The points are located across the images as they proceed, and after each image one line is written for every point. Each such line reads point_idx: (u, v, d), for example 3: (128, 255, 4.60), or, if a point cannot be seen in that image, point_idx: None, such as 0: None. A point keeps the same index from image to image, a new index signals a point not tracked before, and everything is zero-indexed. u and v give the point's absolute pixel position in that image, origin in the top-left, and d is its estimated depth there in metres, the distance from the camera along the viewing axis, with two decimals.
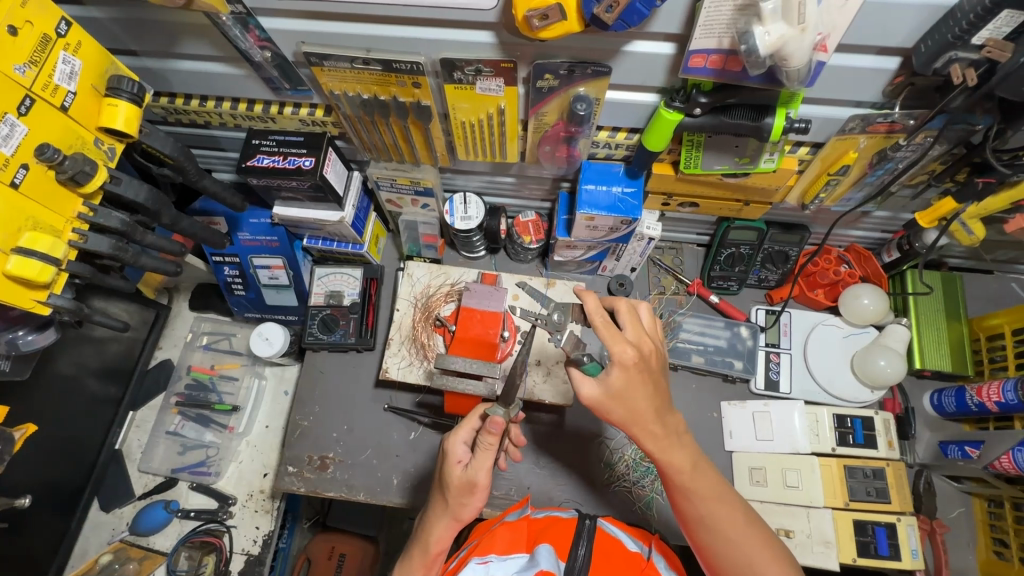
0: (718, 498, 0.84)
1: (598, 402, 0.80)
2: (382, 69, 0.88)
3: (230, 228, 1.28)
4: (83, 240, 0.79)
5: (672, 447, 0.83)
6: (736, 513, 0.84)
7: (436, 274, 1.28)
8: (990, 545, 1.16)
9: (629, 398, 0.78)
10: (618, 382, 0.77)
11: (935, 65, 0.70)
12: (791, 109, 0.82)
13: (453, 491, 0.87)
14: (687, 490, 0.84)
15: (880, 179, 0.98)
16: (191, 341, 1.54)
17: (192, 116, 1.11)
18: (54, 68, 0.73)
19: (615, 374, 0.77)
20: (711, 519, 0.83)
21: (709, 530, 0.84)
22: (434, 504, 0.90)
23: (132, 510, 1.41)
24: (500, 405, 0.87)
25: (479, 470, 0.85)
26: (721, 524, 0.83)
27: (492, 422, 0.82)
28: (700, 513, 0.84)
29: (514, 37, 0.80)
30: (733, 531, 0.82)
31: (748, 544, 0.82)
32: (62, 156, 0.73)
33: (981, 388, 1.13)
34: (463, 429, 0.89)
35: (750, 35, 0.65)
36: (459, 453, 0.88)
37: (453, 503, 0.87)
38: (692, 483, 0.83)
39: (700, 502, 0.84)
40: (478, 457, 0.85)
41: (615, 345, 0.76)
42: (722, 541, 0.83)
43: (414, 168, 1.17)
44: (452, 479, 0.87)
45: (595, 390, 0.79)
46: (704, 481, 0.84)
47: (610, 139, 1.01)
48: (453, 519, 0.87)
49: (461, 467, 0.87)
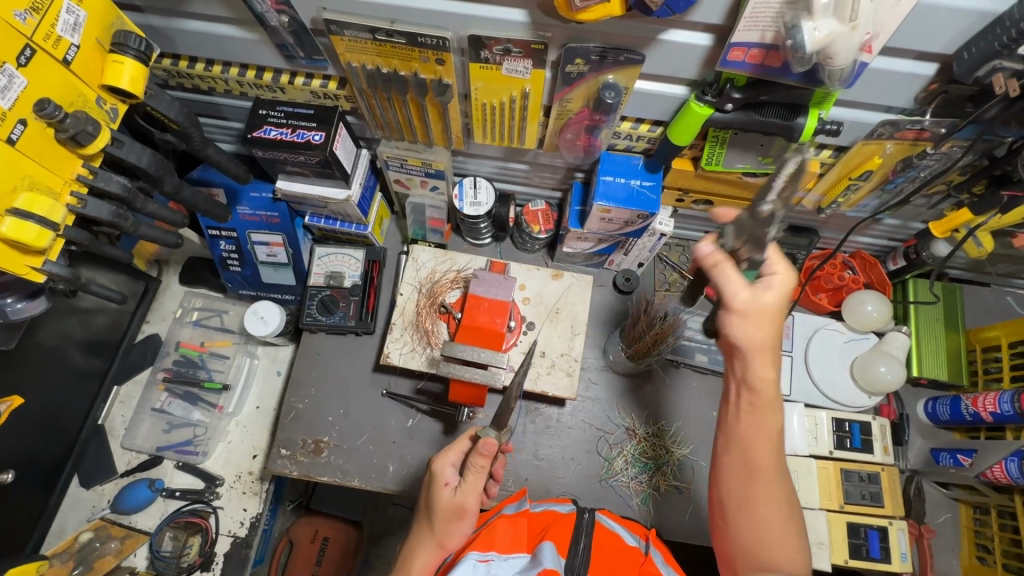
0: (773, 470, 0.76)
1: (743, 311, 0.72)
2: (405, 43, 0.85)
3: (229, 200, 1.23)
4: (82, 205, 0.74)
5: (771, 406, 0.75)
6: (786, 487, 0.77)
7: (442, 259, 1.25)
8: (973, 551, 1.18)
9: (765, 321, 0.72)
10: (773, 300, 0.72)
11: (977, 73, 0.70)
12: (823, 111, 0.81)
13: (440, 515, 0.86)
14: (754, 446, 0.76)
15: (899, 187, 0.98)
16: (180, 317, 1.49)
17: (196, 80, 1.05)
18: (57, 17, 0.67)
19: (768, 292, 0.72)
20: (754, 481, 0.76)
21: (749, 485, 0.76)
22: (417, 531, 0.88)
23: (113, 488, 1.37)
24: (491, 426, 0.91)
25: (469, 494, 0.86)
26: (762, 488, 0.76)
27: (483, 443, 0.84)
28: (756, 468, 0.76)
29: (548, 18, 0.77)
30: (770, 498, 0.75)
31: (778, 514, 0.75)
32: (64, 113, 0.68)
33: (977, 398, 1.15)
34: (453, 454, 0.91)
35: (798, 30, 0.64)
36: (447, 475, 0.88)
37: (438, 530, 0.86)
38: (758, 442, 0.76)
39: (760, 461, 0.76)
40: (469, 480, 0.86)
41: (778, 258, 0.74)
42: (748, 498, 0.76)
43: (425, 149, 1.14)
44: (439, 500, 0.86)
45: (744, 299, 0.72)
46: (773, 451, 0.76)
47: (632, 130, 0.99)
48: (438, 546, 0.85)
49: (450, 489, 0.87)
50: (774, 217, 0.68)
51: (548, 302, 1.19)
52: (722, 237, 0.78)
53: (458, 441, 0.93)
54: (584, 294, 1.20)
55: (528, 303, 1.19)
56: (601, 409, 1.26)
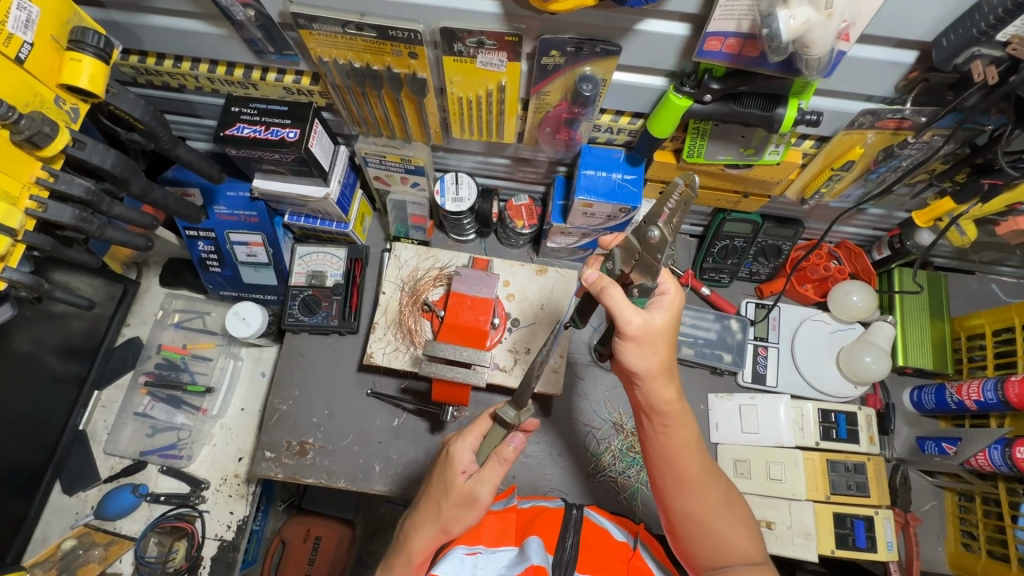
0: (702, 473, 0.81)
1: (636, 337, 0.74)
2: (377, 36, 0.82)
3: (206, 200, 1.20)
4: (42, 210, 0.72)
5: (677, 415, 0.80)
6: (716, 489, 0.82)
7: (424, 257, 1.23)
8: (959, 537, 1.19)
9: (656, 344, 0.75)
10: (668, 318, 0.76)
11: (955, 61, 0.68)
12: (803, 100, 0.80)
13: (450, 501, 0.81)
14: (677, 451, 0.80)
15: (882, 176, 0.98)
16: (161, 318, 1.46)
17: (165, 78, 1.02)
18: (7, 14, 0.65)
19: (659, 312, 0.75)
20: (688, 493, 0.81)
21: (684, 501, 0.81)
22: (422, 510, 0.84)
23: (97, 494, 1.35)
24: (512, 406, 0.83)
25: (485, 484, 0.81)
26: (696, 497, 0.81)
27: (513, 437, 0.82)
28: (681, 475, 0.81)
29: (520, 9, 0.75)
30: (704, 505, 0.81)
31: (717, 519, 0.81)
32: (18, 114, 0.65)
33: (961, 387, 1.15)
34: (472, 438, 0.85)
35: (773, 18, 0.62)
36: (465, 461, 0.83)
37: (445, 514, 0.81)
38: (679, 454, 0.80)
39: (681, 466, 0.80)
40: (487, 470, 0.82)
41: (666, 279, 0.78)
42: (690, 514, 0.81)
43: (405, 145, 1.11)
44: (453, 486, 0.81)
45: (640, 324, 0.74)
46: (697, 458, 0.81)
47: (612, 123, 0.97)
48: (440, 531, 0.82)
49: (465, 476, 0.82)
50: (664, 243, 0.68)
51: (532, 298, 1.18)
52: (610, 260, 0.78)
53: (477, 422, 0.87)
54: (568, 289, 1.19)
55: (512, 299, 1.17)
56: (587, 403, 1.26)
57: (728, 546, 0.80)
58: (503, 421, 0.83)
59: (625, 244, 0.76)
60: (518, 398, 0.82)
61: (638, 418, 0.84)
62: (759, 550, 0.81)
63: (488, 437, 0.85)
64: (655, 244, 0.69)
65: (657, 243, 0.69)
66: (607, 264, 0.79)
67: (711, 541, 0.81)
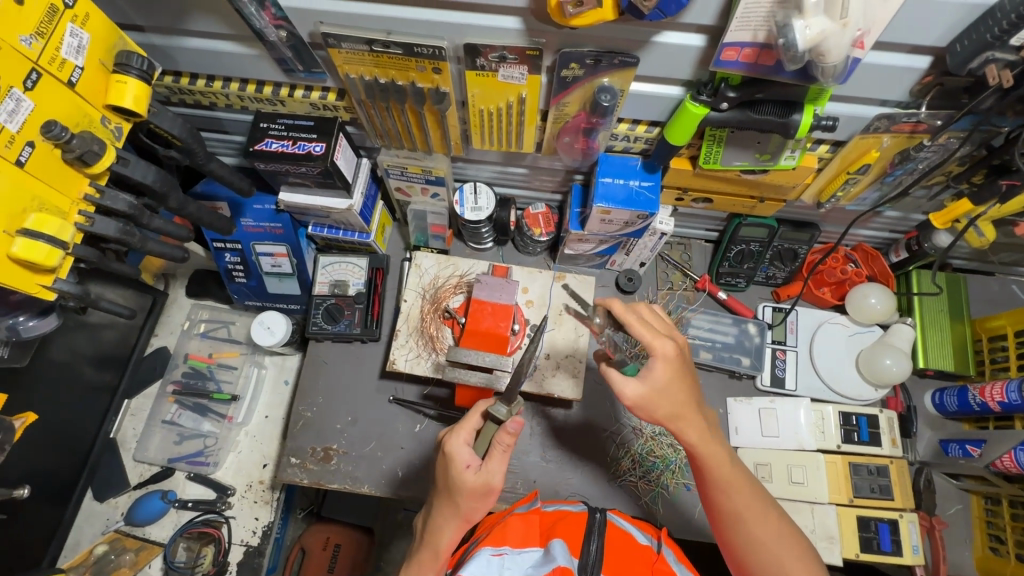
0: (752, 495, 0.84)
1: (641, 400, 0.79)
2: (402, 53, 0.86)
3: (234, 213, 1.25)
4: (89, 223, 0.76)
5: (710, 450, 0.83)
6: (769, 514, 0.84)
7: (445, 265, 1.25)
8: (986, 541, 1.18)
9: (667, 397, 0.79)
10: (664, 369, 0.78)
11: (970, 65, 0.70)
12: (818, 106, 0.81)
13: (465, 496, 0.84)
14: (724, 485, 0.83)
15: (898, 179, 0.99)
16: (188, 328, 1.50)
17: (197, 96, 1.07)
18: (61, 41, 0.69)
19: (658, 367, 0.78)
20: (747, 519, 0.83)
21: (741, 532, 0.83)
22: (440, 506, 0.86)
23: (127, 500, 1.38)
24: (502, 402, 0.84)
25: (495, 472, 0.84)
26: (755, 522, 0.83)
27: (510, 423, 0.82)
28: (735, 510, 0.83)
29: (542, 24, 0.77)
30: (764, 531, 0.82)
31: (779, 546, 0.82)
32: (70, 134, 0.69)
33: (984, 388, 1.15)
34: (465, 431, 0.87)
35: (789, 28, 0.64)
36: (464, 456, 0.85)
37: (464, 506, 0.85)
38: (726, 486, 0.83)
39: (735, 496, 0.83)
40: (491, 461, 0.84)
41: (660, 343, 0.78)
42: (752, 541, 0.83)
43: (425, 157, 1.15)
44: (464, 483, 0.83)
45: (638, 389, 0.79)
46: (743, 487, 0.84)
47: (629, 132, 1.00)
48: (464, 521, 0.85)
49: (473, 470, 0.84)
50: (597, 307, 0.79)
51: (552, 304, 1.19)
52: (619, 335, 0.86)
53: (467, 417, 0.88)
54: (587, 295, 1.20)
55: (531, 305, 1.19)
56: (609, 408, 1.26)
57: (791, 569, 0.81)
58: (495, 417, 0.84)
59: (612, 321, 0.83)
60: (507, 394, 0.83)
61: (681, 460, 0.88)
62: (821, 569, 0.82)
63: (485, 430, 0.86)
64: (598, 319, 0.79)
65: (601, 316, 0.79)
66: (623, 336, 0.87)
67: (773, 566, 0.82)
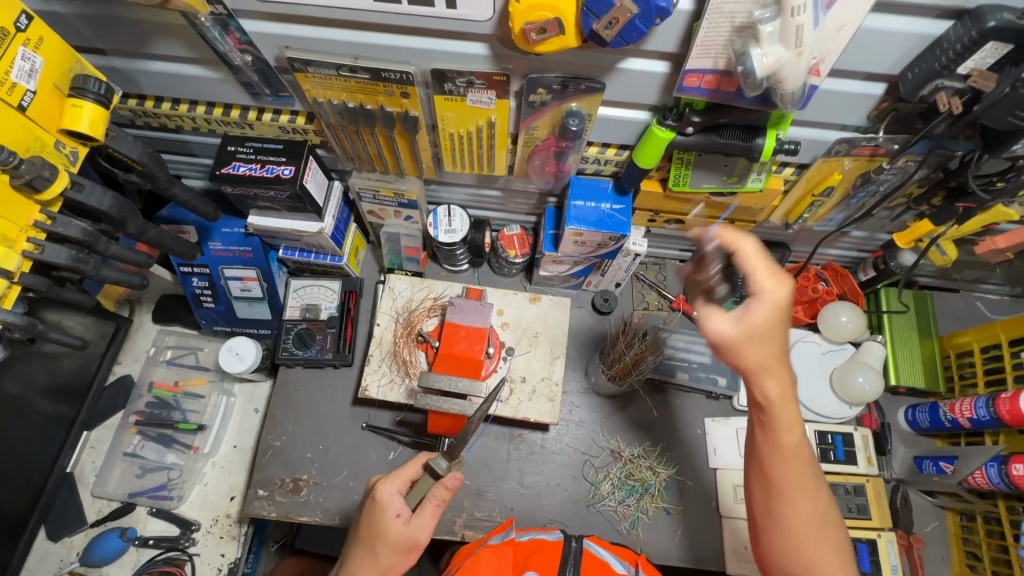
0: (809, 481, 0.76)
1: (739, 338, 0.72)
2: (369, 78, 0.85)
3: (201, 237, 1.22)
4: (39, 251, 0.73)
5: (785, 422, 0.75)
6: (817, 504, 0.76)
7: (418, 288, 1.23)
8: (963, 559, 1.18)
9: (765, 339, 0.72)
10: (735, 332, 0.72)
11: (921, 92, 0.72)
12: (780, 131, 0.83)
13: (387, 547, 0.81)
14: (782, 460, 0.76)
15: (861, 201, 1.01)
16: (153, 356, 1.45)
17: (162, 119, 1.05)
18: (11, 64, 0.67)
19: (756, 310, 0.71)
20: (800, 495, 0.76)
21: (785, 507, 0.76)
22: (359, 555, 0.83)
23: (83, 539, 1.31)
24: (443, 456, 0.85)
25: (422, 527, 0.82)
26: (801, 501, 0.76)
27: (450, 476, 0.83)
28: (789, 478, 0.76)
29: (508, 50, 0.78)
30: (805, 514, 0.75)
31: (809, 533, 0.75)
32: (19, 159, 0.67)
33: (954, 404, 1.16)
34: (399, 480, 0.86)
35: (747, 56, 0.66)
36: (395, 505, 0.83)
37: (382, 559, 0.82)
38: (787, 460, 0.76)
39: (788, 472, 0.76)
40: (419, 515, 0.82)
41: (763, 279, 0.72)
42: (792, 517, 0.76)
43: (397, 179, 1.14)
44: (389, 534, 0.81)
45: (728, 325, 0.73)
46: (801, 470, 0.76)
47: (599, 155, 1.00)
48: (379, 574, 0.82)
49: (400, 521, 0.82)
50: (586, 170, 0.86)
51: (526, 326, 1.18)
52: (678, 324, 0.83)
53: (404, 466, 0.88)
54: (563, 317, 1.19)
55: (507, 328, 1.18)
56: (587, 432, 1.25)
57: (816, 569, 0.74)
58: (433, 471, 0.85)
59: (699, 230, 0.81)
60: (451, 449, 0.84)
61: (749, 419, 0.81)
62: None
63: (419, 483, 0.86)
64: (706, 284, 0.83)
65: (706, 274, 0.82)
66: None
67: (795, 559, 0.76)
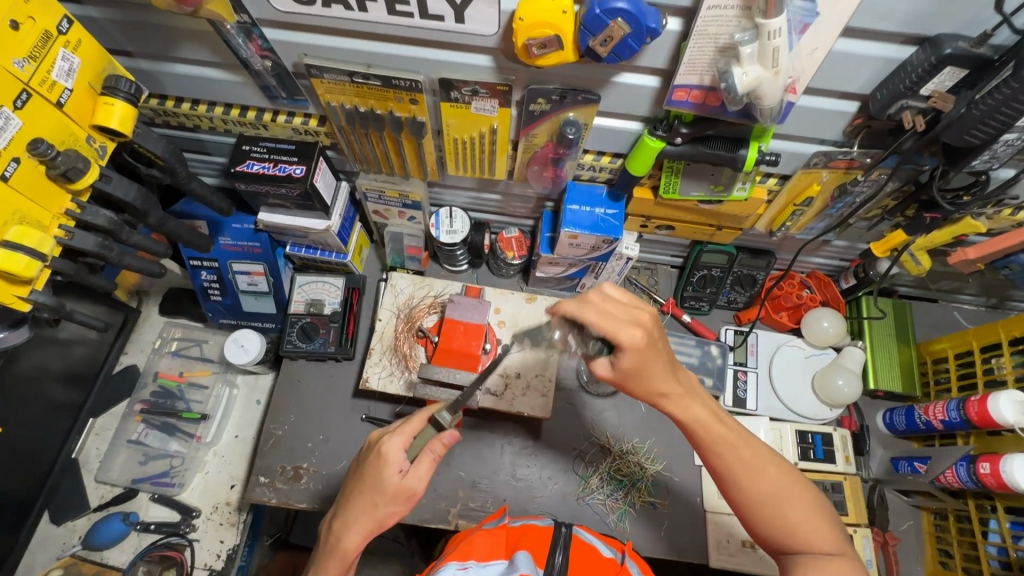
0: (750, 445, 0.83)
1: (636, 348, 0.76)
2: (381, 85, 0.91)
3: (212, 231, 1.27)
4: (69, 237, 0.78)
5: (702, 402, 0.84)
6: (771, 461, 0.83)
7: (419, 285, 1.29)
8: (935, 556, 1.23)
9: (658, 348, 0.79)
10: (642, 336, 0.76)
11: (889, 111, 0.78)
12: (762, 144, 0.89)
13: (386, 498, 0.88)
14: (716, 439, 0.83)
15: (839, 211, 1.07)
16: (159, 347, 1.50)
17: (181, 119, 1.10)
18: (53, 64, 0.72)
19: (636, 336, 0.76)
20: (751, 463, 0.82)
21: (747, 484, 0.81)
22: (358, 506, 0.88)
23: (85, 523, 1.35)
24: (446, 410, 0.91)
25: (419, 478, 0.89)
26: (757, 468, 0.81)
27: (450, 432, 0.89)
28: (735, 455, 0.82)
29: (510, 62, 0.84)
30: (765, 481, 0.81)
31: (784, 495, 0.80)
32: (55, 151, 0.72)
33: (929, 407, 1.22)
34: (401, 435, 0.90)
35: (728, 74, 0.72)
36: (396, 460, 0.88)
37: (381, 510, 0.88)
38: (721, 437, 0.83)
39: (730, 447, 0.82)
40: (418, 466, 0.89)
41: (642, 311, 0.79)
42: (760, 493, 0.80)
43: (403, 181, 1.20)
44: (390, 485, 0.87)
45: (637, 338, 0.76)
46: (737, 436, 0.83)
47: (594, 162, 1.06)
48: (375, 525, 0.88)
49: (402, 474, 0.88)
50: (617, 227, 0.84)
51: (523, 325, 1.23)
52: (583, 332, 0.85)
53: (407, 422, 0.92)
54: None
55: (503, 326, 1.22)
56: (579, 427, 1.29)
57: (800, 523, 0.79)
58: (436, 424, 0.91)
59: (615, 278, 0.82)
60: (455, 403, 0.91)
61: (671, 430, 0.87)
62: (829, 521, 0.81)
63: (420, 435, 0.91)
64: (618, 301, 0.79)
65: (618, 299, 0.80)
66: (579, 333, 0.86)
67: (783, 526, 0.80)
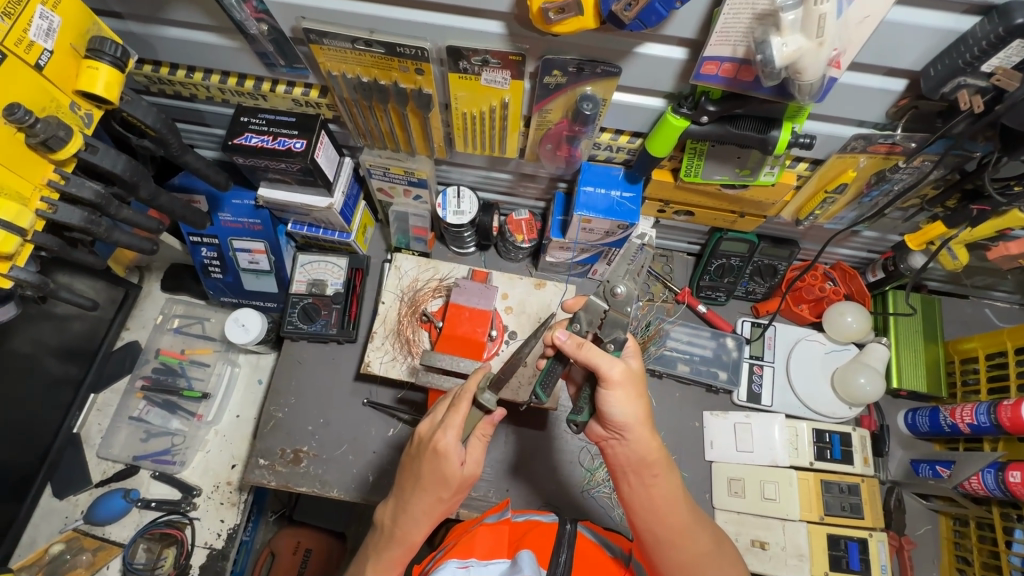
0: (693, 520, 0.84)
1: (619, 381, 0.81)
2: (384, 52, 0.85)
3: (211, 207, 1.23)
4: (52, 211, 0.74)
5: (660, 466, 0.83)
6: (706, 534, 0.84)
7: (424, 268, 1.24)
8: (953, 562, 1.19)
9: (635, 386, 0.83)
10: (620, 372, 0.81)
11: (942, 90, 0.71)
12: (796, 124, 0.82)
13: (450, 490, 0.84)
14: (659, 508, 0.83)
15: (874, 200, 1.00)
16: (160, 323, 1.47)
17: (177, 87, 1.05)
18: (29, 23, 0.67)
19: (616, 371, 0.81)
20: (685, 535, 0.83)
21: (672, 549, 0.82)
22: (420, 502, 0.84)
23: (87, 498, 1.34)
24: (491, 392, 0.85)
25: (475, 459, 0.87)
26: (689, 540, 0.83)
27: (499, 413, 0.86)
28: (673, 525, 0.82)
29: (523, 29, 0.78)
30: (693, 551, 0.82)
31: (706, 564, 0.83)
32: (34, 118, 0.67)
33: (955, 409, 1.16)
34: (455, 428, 0.83)
35: (766, 45, 0.64)
36: (457, 454, 0.83)
37: (446, 501, 0.86)
38: (664, 506, 0.83)
39: (672, 517, 0.82)
40: (471, 450, 0.86)
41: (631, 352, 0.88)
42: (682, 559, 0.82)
43: (408, 158, 1.14)
44: (454, 479, 0.83)
45: (620, 371, 0.81)
46: (684, 510, 0.84)
47: (612, 142, 1.00)
48: (437, 517, 0.86)
49: (463, 465, 0.84)
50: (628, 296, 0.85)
51: (531, 311, 1.17)
52: (577, 322, 0.87)
53: (456, 412, 0.84)
54: None
55: (511, 312, 1.17)
56: None
57: None
58: (482, 406, 0.85)
59: (587, 306, 0.87)
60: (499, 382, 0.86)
61: (621, 477, 0.86)
62: None
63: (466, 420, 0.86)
64: (621, 299, 0.85)
65: (622, 298, 0.85)
66: (573, 326, 0.88)
67: None
